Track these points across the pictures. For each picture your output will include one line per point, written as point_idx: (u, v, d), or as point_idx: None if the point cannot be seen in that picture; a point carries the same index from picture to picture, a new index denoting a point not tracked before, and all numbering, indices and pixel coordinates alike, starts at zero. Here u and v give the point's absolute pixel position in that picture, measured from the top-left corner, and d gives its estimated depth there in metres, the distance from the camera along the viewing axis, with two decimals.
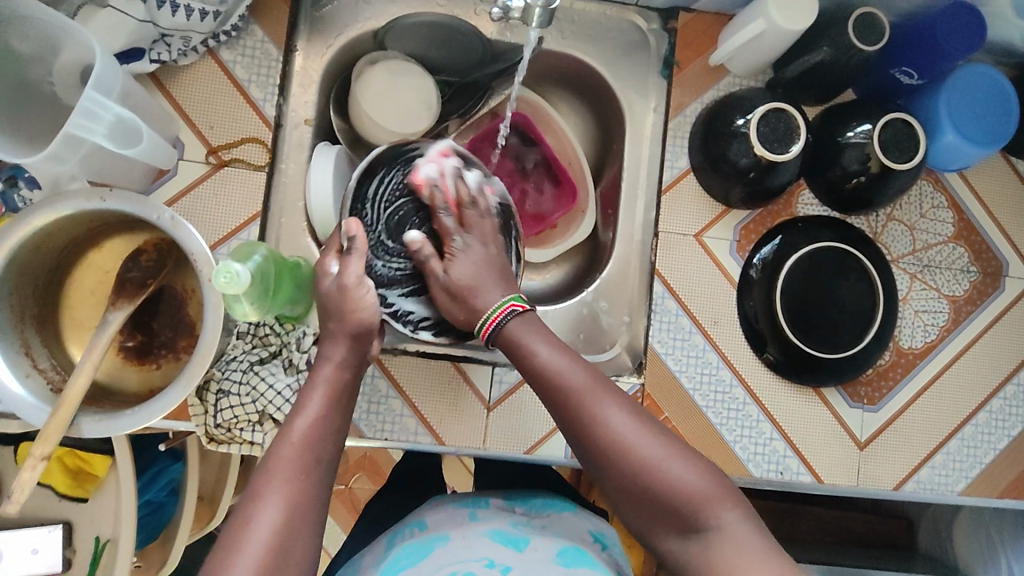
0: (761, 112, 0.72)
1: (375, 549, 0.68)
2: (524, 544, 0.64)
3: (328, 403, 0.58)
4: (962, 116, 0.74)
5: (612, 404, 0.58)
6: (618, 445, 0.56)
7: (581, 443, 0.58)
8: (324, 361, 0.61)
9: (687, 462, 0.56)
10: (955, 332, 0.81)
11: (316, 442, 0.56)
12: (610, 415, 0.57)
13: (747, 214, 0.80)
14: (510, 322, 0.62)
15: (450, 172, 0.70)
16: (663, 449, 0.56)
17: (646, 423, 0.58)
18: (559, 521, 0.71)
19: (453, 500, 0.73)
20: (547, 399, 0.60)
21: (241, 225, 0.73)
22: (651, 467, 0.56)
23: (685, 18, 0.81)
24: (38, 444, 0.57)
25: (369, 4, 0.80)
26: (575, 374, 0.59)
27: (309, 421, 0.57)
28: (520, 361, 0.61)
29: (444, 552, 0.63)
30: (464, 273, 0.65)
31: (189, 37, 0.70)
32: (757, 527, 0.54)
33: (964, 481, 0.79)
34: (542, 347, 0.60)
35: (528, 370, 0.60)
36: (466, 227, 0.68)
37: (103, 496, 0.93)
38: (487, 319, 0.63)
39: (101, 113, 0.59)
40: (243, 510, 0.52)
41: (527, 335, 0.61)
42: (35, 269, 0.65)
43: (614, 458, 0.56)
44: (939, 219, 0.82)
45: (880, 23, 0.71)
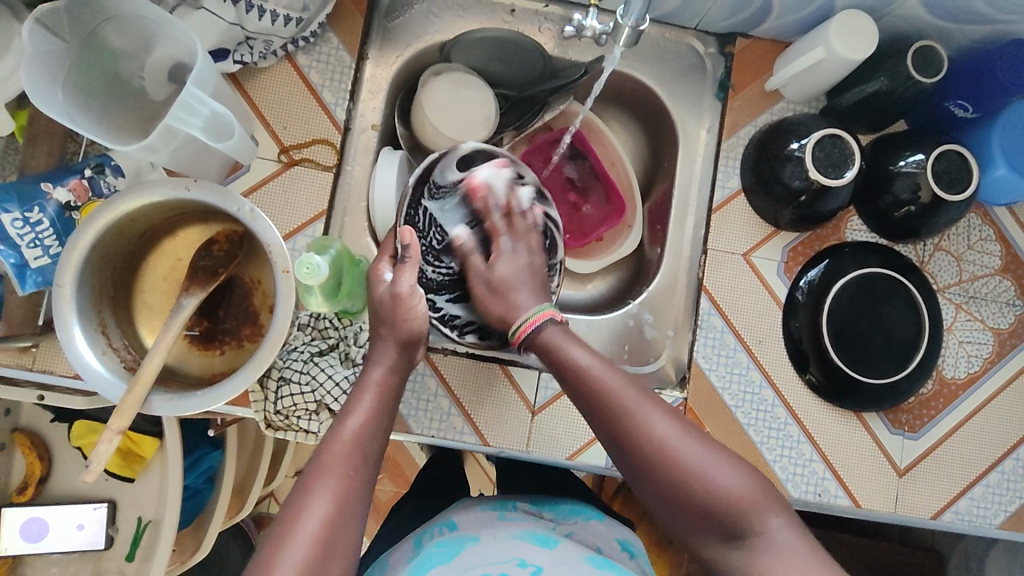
0: (816, 137, 0.74)
1: (402, 551, 0.66)
2: (553, 545, 0.62)
3: (379, 404, 0.58)
4: (1015, 151, 0.75)
5: (652, 410, 0.56)
6: (659, 449, 0.55)
7: (617, 445, 0.57)
8: (374, 365, 0.60)
9: (731, 467, 0.55)
10: (998, 364, 0.81)
11: (368, 440, 0.55)
12: (654, 420, 0.56)
13: (795, 236, 0.81)
14: (547, 328, 0.61)
15: (508, 181, 0.71)
16: (703, 454, 0.55)
17: (689, 429, 0.57)
18: (587, 530, 0.69)
19: (479, 504, 0.71)
20: (584, 406, 0.58)
21: (308, 221, 0.76)
22: (695, 471, 0.54)
23: (742, 44, 0.84)
24: (113, 418, 0.60)
25: (439, 18, 0.84)
26: (614, 379, 0.58)
27: (361, 420, 0.56)
28: (555, 363, 0.60)
29: (475, 550, 0.61)
30: (507, 274, 0.66)
31: (271, 41, 0.74)
32: (799, 529, 0.53)
33: (1004, 514, 0.79)
34: (578, 350, 0.59)
35: (562, 372, 0.59)
36: (514, 235, 0.69)
37: (148, 478, 0.96)
38: (527, 321, 0.62)
39: (199, 108, 0.63)
40: (294, 502, 0.51)
41: (564, 338, 0.60)
42: (116, 251, 0.69)
43: (654, 467, 0.55)
44: (986, 252, 0.82)
45: (939, 59, 0.73)
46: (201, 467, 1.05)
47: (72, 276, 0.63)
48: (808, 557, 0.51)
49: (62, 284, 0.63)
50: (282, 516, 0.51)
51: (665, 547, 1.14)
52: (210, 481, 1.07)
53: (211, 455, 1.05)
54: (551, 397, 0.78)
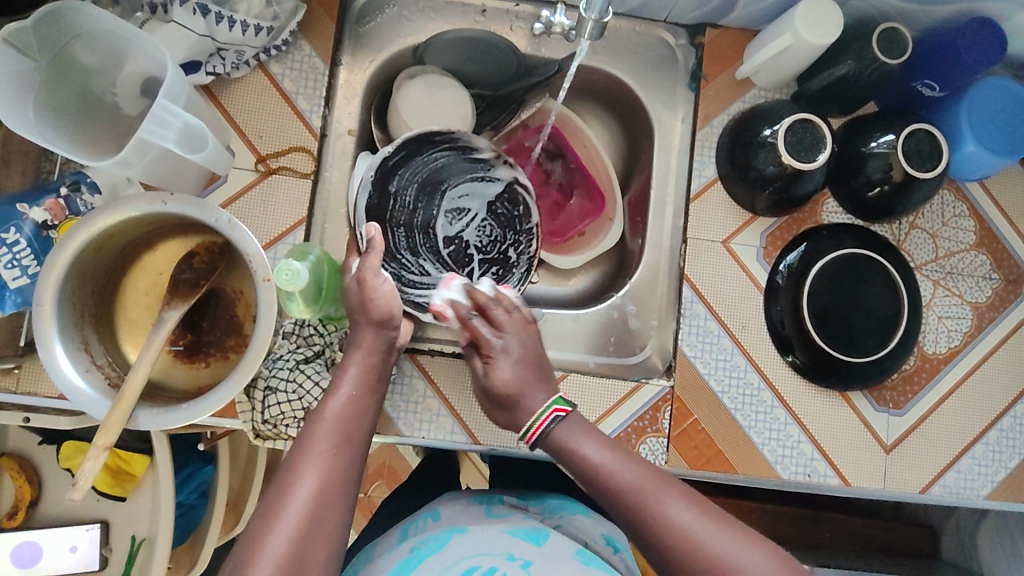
0: (788, 123, 0.75)
1: (388, 541, 0.66)
2: (542, 539, 0.63)
3: (359, 389, 0.58)
4: (984, 127, 0.77)
5: (671, 497, 0.54)
6: (680, 541, 0.52)
7: (638, 539, 0.55)
8: (353, 348, 0.61)
9: (755, 552, 0.52)
10: (978, 337, 0.82)
11: (351, 422, 0.56)
12: (671, 508, 0.54)
13: (773, 222, 0.82)
14: (558, 428, 0.60)
15: (455, 296, 0.69)
16: (728, 540, 0.52)
17: (710, 514, 0.54)
18: (572, 524, 0.69)
19: (466, 497, 0.72)
20: (602, 499, 0.57)
21: (287, 229, 0.76)
22: (716, 558, 0.52)
23: (712, 34, 0.85)
24: (99, 434, 0.60)
25: (410, 21, 0.84)
26: (629, 473, 0.56)
27: (343, 402, 0.56)
28: (572, 466, 0.59)
29: (464, 542, 0.62)
30: (509, 381, 0.62)
31: (243, 51, 0.74)
32: None
33: (990, 485, 0.80)
34: (591, 450, 0.58)
35: (582, 475, 0.58)
36: (499, 329, 0.64)
37: (140, 496, 0.95)
38: (532, 426, 0.61)
39: (171, 121, 0.63)
40: (281, 480, 0.52)
41: (576, 438, 0.59)
42: (96, 268, 0.68)
43: (678, 560, 0.52)
44: (961, 228, 0.84)
45: (903, 39, 0.75)
46: (193, 482, 1.04)
47: (51, 296, 0.63)
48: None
49: (42, 303, 0.63)
50: (269, 494, 0.51)
51: None
52: (203, 497, 1.06)
53: (203, 470, 1.04)
54: None
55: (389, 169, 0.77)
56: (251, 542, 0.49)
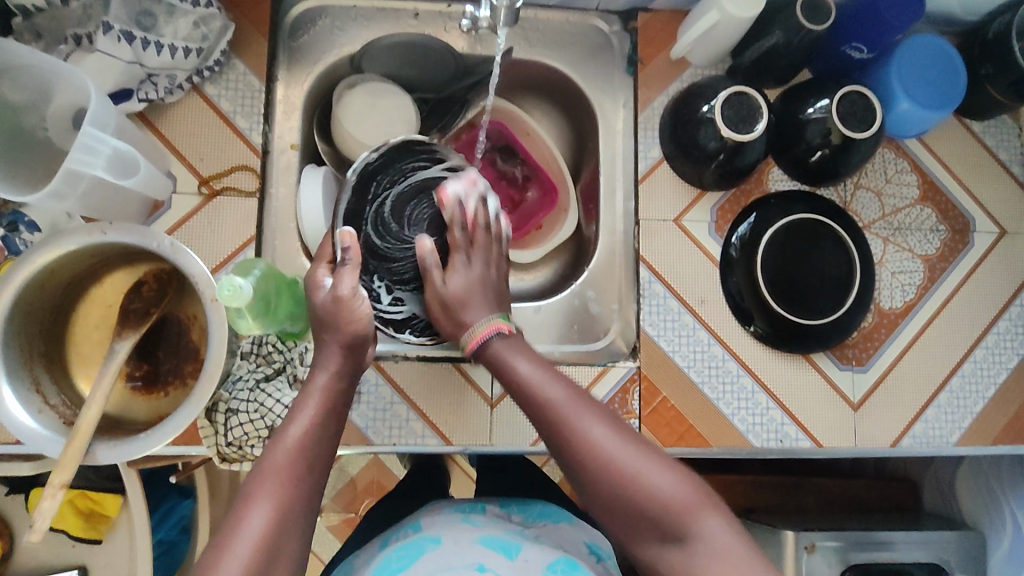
0: (723, 96, 0.76)
1: (368, 550, 0.67)
2: (515, 553, 0.61)
3: (322, 415, 0.56)
4: (913, 84, 0.79)
5: (591, 417, 0.55)
6: (595, 456, 0.53)
7: (557, 451, 0.55)
8: (320, 371, 0.59)
9: (667, 470, 0.54)
10: (931, 289, 0.84)
11: (309, 450, 0.54)
12: (590, 427, 0.54)
13: (721, 195, 0.83)
14: (496, 342, 0.60)
15: (477, 192, 0.70)
16: (642, 459, 0.53)
17: (624, 433, 0.55)
18: (555, 532, 0.68)
19: (448, 507, 0.72)
20: (523, 404, 0.57)
21: (237, 249, 0.75)
22: (631, 474, 0.53)
23: (644, 18, 0.86)
24: (53, 474, 0.59)
25: (343, 31, 0.83)
26: (556, 389, 0.56)
27: (302, 429, 0.55)
28: (505, 378, 0.59)
29: (436, 554, 0.61)
30: (461, 287, 0.64)
31: (175, 75, 0.73)
32: (732, 530, 0.52)
33: (959, 431, 0.81)
34: (523, 363, 0.58)
35: (513, 387, 0.58)
36: (474, 247, 0.67)
37: (116, 537, 0.93)
38: (474, 335, 0.61)
39: (101, 148, 0.62)
40: (235, 514, 0.51)
41: (509, 354, 0.59)
42: (41, 307, 0.67)
43: (592, 476, 0.53)
44: (904, 183, 0.86)
45: (827, 7, 0.76)
46: (172, 519, 1.02)
47: None
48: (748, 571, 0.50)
49: None
50: (226, 520, 0.51)
51: None
52: (185, 532, 1.04)
53: (182, 504, 1.02)
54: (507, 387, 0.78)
55: (370, 174, 0.71)
56: (206, 567, 0.48)
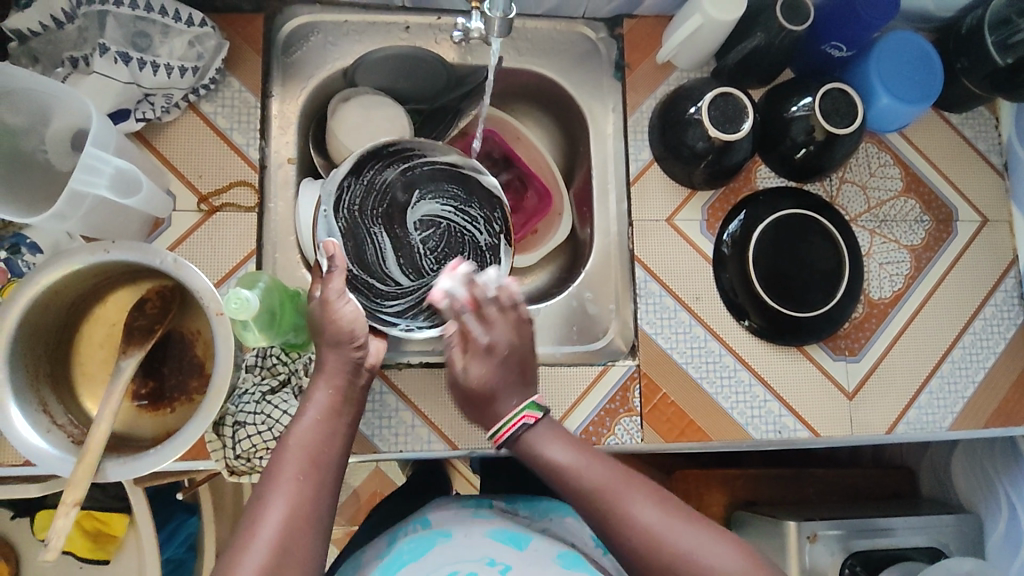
0: (709, 98, 0.78)
1: (376, 543, 0.67)
2: (524, 543, 0.63)
3: (330, 417, 0.58)
4: (892, 80, 0.81)
5: (639, 500, 0.57)
6: (648, 541, 0.55)
7: (612, 548, 0.57)
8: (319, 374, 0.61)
9: (719, 545, 0.55)
10: (919, 278, 0.86)
11: (321, 448, 0.56)
12: (639, 509, 0.56)
13: (711, 194, 0.85)
14: (526, 434, 0.62)
15: (462, 278, 0.69)
16: (693, 536, 0.55)
17: (674, 511, 0.57)
18: (562, 526, 0.70)
19: (455, 502, 0.72)
20: (574, 504, 0.59)
21: (239, 263, 0.76)
22: (684, 554, 0.54)
23: (630, 24, 0.87)
24: (66, 492, 0.59)
25: (336, 46, 0.85)
26: (600, 473, 0.58)
27: (311, 426, 0.57)
28: (543, 471, 0.61)
29: (447, 547, 0.62)
30: (483, 380, 0.63)
31: (171, 94, 0.74)
32: None
33: (951, 416, 0.83)
34: (561, 455, 0.60)
35: (552, 478, 0.60)
36: (488, 325, 0.65)
37: (124, 556, 0.93)
38: (503, 426, 0.63)
39: (102, 167, 0.63)
40: (252, 511, 0.52)
41: (545, 443, 0.61)
42: (46, 328, 0.68)
43: (650, 561, 0.55)
44: (887, 176, 0.88)
45: (805, 6, 0.78)
46: (179, 536, 1.02)
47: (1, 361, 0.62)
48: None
49: None
50: (242, 524, 0.52)
51: None
52: (192, 549, 1.04)
53: (188, 521, 1.03)
54: None
55: (342, 187, 0.78)
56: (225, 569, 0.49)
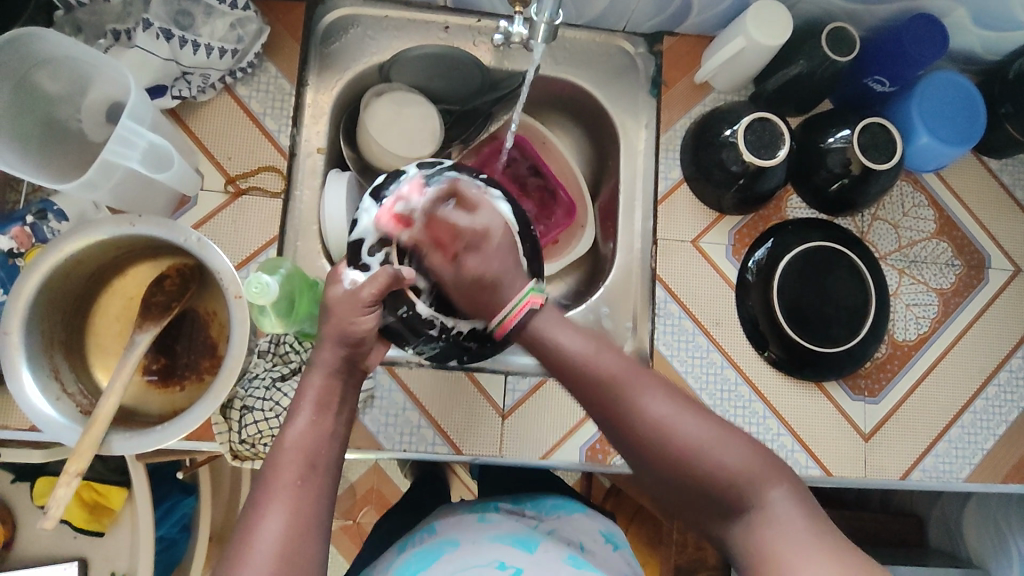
0: (746, 122, 0.77)
1: (386, 557, 0.66)
2: (534, 546, 0.61)
3: (319, 415, 0.56)
4: (934, 120, 0.79)
5: (650, 392, 0.56)
6: (651, 430, 0.55)
7: (616, 432, 0.57)
8: (313, 370, 0.58)
9: (729, 443, 0.54)
10: (946, 322, 0.84)
11: (314, 450, 0.54)
12: (648, 402, 0.56)
13: (739, 219, 0.84)
14: (535, 317, 0.62)
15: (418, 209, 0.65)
16: (701, 429, 0.54)
17: (682, 403, 0.56)
18: (569, 524, 0.69)
19: (462, 509, 0.71)
20: (582, 395, 0.59)
21: (261, 247, 0.77)
22: (687, 444, 0.54)
23: (669, 42, 0.87)
24: (69, 462, 0.60)
25: (374, 40, 0.85)
26: (607, 361, 0.59)
27: (302, 430, 0.54)
28: (548, 355, 0.61)
29: (455, 555, 0.61)
30: (479, 270, 0.63)
31: (208, 74, 0.75)
32: (797, 497, 0.52)
33: (968, 467, 0.81)
34: (567, 339, 0.60)
35: (559, 363, 0.60)
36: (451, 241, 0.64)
37: (119, 530, 0.93)
38: (509, 315, 0.62)
39: (136, 140, 0.64)
40: (247, 524, 0.50)
41: (557, 329, 0.61)
42: (64, 296, 0.68)
43: (656, 449, 0.54)
44: (920, 217, 0.86)
45: (851, 37, 0.77)
46: (174, 515, 1.01)
47: (18, 322, 0.62)
48: (807, 533, 0.50)
49: (8, 330, 0.62)
50: (236, 539, 0.49)
51: (656, 546, 1.14)
52: (186, 530, 1.03)
53: (184, 502, 1.02)
54: (519, 399, 0.79)
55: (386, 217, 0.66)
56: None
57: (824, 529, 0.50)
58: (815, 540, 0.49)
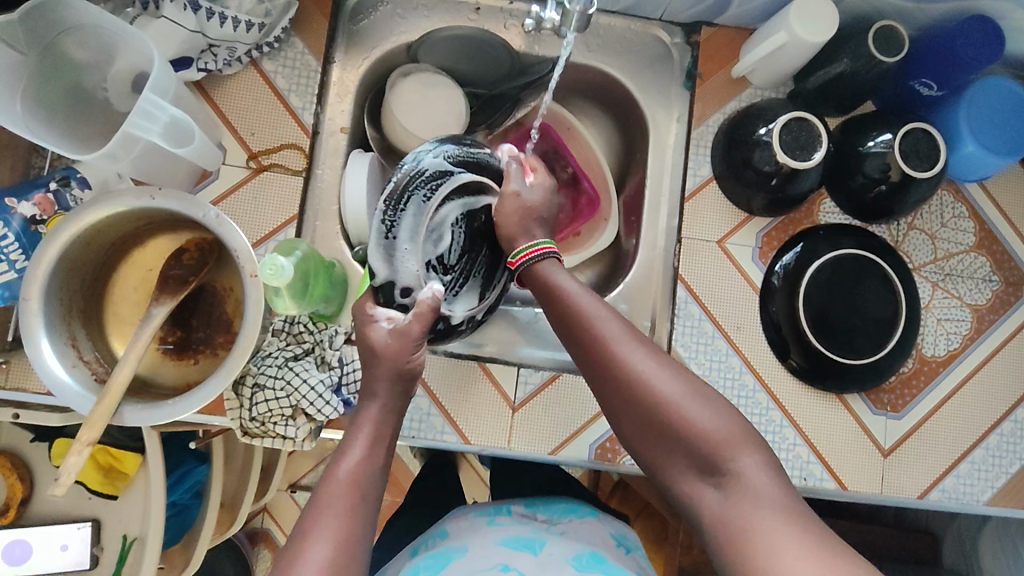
0: (783, 121, 0.74)
1: (398, 563, 0.66)
2: (540, 549, 0.61)
3: (373, 446, 0.55)
4: (982, 127, 0.76)
5: (634, 343, 0.55)
6: (635, 383, 0.54)
7: (599, 379, 0.56)
8: (369, 401, 0.58)
9: (707, 406, 0.54)
10: (978, 339, 0.81)
11: (365, 476, 0.53)
12: (634, 354, 0.55)
13: (768, 222, 0.82)
14: (545, 261, 0.60)
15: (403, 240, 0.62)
16: (683, 389, 0.54)
17: (668, 363, 0.55)
18: (582, 527, 0.68)
19: (474, 511, 0.71)
20: (567, 336, 0.58)
21: (279, 225, 0.76)
22: (670, 401, 0.53)
23: (708, 33, 0.84)
24: (82, 430, 0.60)
25: (404, 19, 0.83)
26: (600, 310, 0.57)
27: (354, 460, 0.54)
28: (546, 297, 0.59)
29: (462, 558, 0.60)
30: (541, 198, 0.64)
31: (235, 47, 0.73)
32: (771, 469, 0.52)
33: (990, 490, 0.79)
34: (568, 284, 0.59)
35: (554, 306, 0.58)
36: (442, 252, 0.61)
37: (132, 494, 0.94)
38: (524, 251, 0.61)
39: (157, 114, 0.63)
40: (292, 549, 0.49)
41: (559, 276, 0.60)
42: (84, 264, 0.68)
43: (632, 400, 0.54)
44: (960, 229, 0.83)
45: (900, 37, 0.74)
46: (187, 482, 1.03)
47: (38, 290, 0.63)
48: (777, 504, 0.49)
49: (28, 298, 0.62)
50: (280, 565, 0.48)
51: (661, 542, 1.13)
52: (197, 497, 1.05)
53: (197, 469, 1.03)
54: (531, 392, 0.78)
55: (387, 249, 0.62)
56: None
57: (798, 508, 0.50)
58: (782, 513, 0.48)
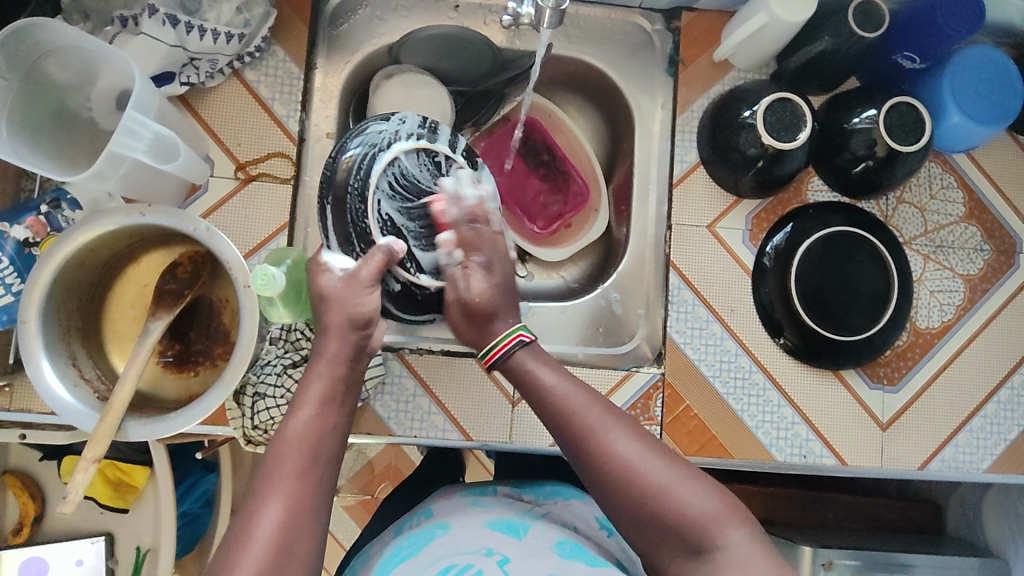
0: (767, 103, 0.74)
1: (383, 539, 0.68)
2: (524, 534, 0.61)
3: (328, 405, 0.54)
4: (966, 98, 0.76)
5: (618, 428, 0.55)
6: (621, 471, 0.53)
7: (587, 473, 0.55)
8: (319, 358, 0.56)
9: (694, 484, 0.53)
10: (972, 310, 0.82)
11: (318, 441, 0.53)
12: (617, 440, 0.54)
13: (758, 203, 0.82)
14: (519, 351, 0.60)
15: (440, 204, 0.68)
16: (667, 470, 0.53)
17: (651, 444, 0.55)
18: (565, 510, 0.68)
19: (461, 492, 0.72)
20: (552, 423, 0.57)
21: (271, 234, 0.76)
22: (657, 486, 0.52)
23: (688, 18, 0.84)
24: (87, 447, 0.61)
25: (383, 21, 0.83)
26: (580, 399, 0.56)
27: (309, 417, 0.53)
28: (529, 393, 0.58)
29: (445, 540, 0.61)
30: (484, 293, 0.62)
31: (216, 59, 0.74)
32: (756, 541, 0.51)
33: (990, 458, 0.79)
34: (550, 374, 0.58)
35: (539, 402, 0.57)
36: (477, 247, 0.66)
37: (142, 506, 0.95)
38: (493, 348, 0.60)
39: (142, 131, 0.64)
40: (244, 516, 0.49)
41: (540, 364, 0.59)
42: (80, 284, 0.69)
43: (620, 490, 0.53)
44: (949, 200, 0.83)
45: (879, 13, 0.74)
46: (195, 492, 1.03)
47: (35, 311, 0.63)
48: None
49: (26, 320, 0.63)
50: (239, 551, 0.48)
51: None
52: (207, 506, 1.06)
53: (205, 479, 1.04)
54: None
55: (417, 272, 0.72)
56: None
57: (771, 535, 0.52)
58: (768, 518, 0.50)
